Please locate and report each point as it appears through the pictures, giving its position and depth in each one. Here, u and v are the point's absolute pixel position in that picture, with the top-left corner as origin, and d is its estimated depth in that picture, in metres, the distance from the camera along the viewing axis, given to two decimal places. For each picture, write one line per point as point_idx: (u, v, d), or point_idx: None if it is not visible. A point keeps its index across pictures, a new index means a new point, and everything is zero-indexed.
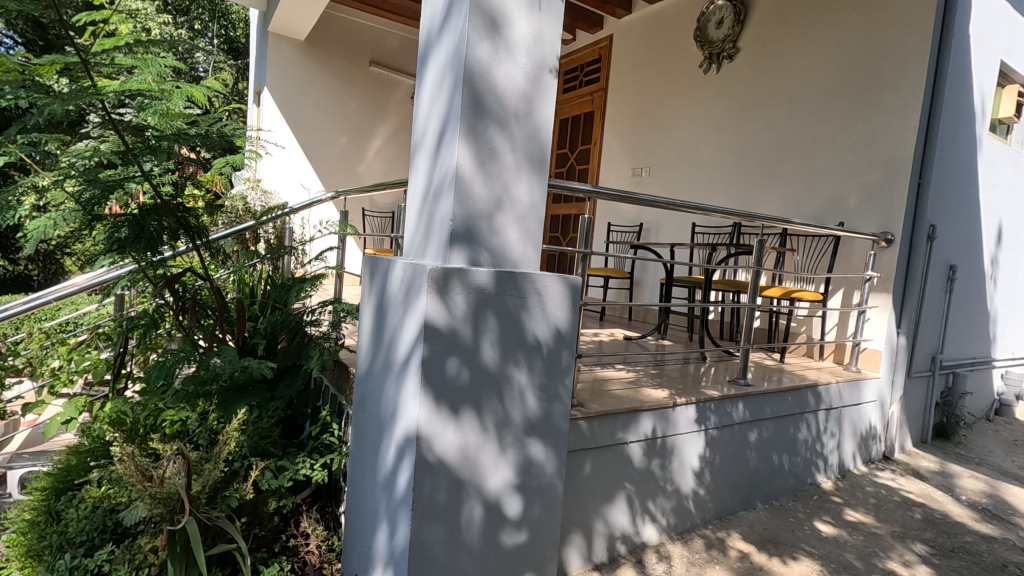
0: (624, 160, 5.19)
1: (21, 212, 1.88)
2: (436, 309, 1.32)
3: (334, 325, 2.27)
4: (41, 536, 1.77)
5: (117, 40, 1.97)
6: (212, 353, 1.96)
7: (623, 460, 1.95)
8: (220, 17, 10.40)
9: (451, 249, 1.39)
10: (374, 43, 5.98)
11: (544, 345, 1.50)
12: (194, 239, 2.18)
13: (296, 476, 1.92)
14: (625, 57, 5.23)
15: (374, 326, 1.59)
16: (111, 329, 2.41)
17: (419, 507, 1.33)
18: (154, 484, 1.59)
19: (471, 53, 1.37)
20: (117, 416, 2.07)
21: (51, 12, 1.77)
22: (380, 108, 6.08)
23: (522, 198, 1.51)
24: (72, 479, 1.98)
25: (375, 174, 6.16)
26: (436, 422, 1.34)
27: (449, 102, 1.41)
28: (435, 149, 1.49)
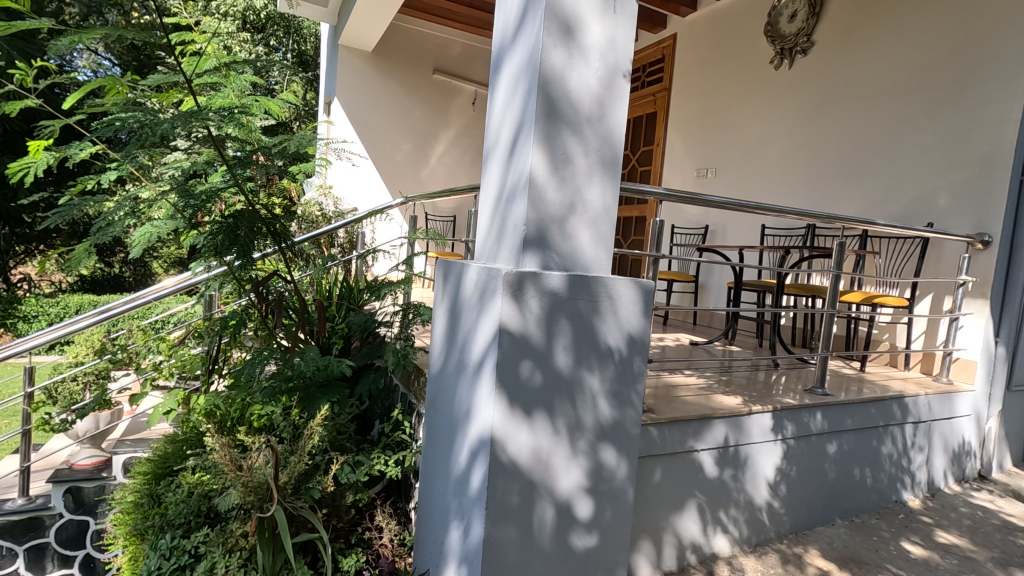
0: (689, 161, 5.07)
1: (130, 221, 2.07)
2: (510, 313, 1.35)
3: (405, 326, 2.35)
4: (145, 517, 1.95)
5: (204, 61, 2.13)
6: (296, 352, 2.07)
7: (695, 469, 1.92)
8: (294, 33, 10.89)
9: (524, 254, 1.41)
10: (437, 52, 6.12)
11: (617, 351, 1.49)
12: (280, 243, 2.31)
13: (372, 471, 2.01)
14: (690, 56, 5.11)
15: (448, 328, 1.64)
16: (202, 328, 2.58)
17: (492, 507, 1.36)
18: (245, 474, 1.69)
19: (546, 60, 1.39)
20: (209, 410, 2.23)
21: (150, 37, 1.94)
22: (443, 114, 6.22)
23: (594, 203, 1.51)
24: (170, 465, 2.15)
25: (437, 179, 6.31)
26: (510, 423, 1.37)
27: (523, 108, 1.44)
28: (508, 155, 1.52)
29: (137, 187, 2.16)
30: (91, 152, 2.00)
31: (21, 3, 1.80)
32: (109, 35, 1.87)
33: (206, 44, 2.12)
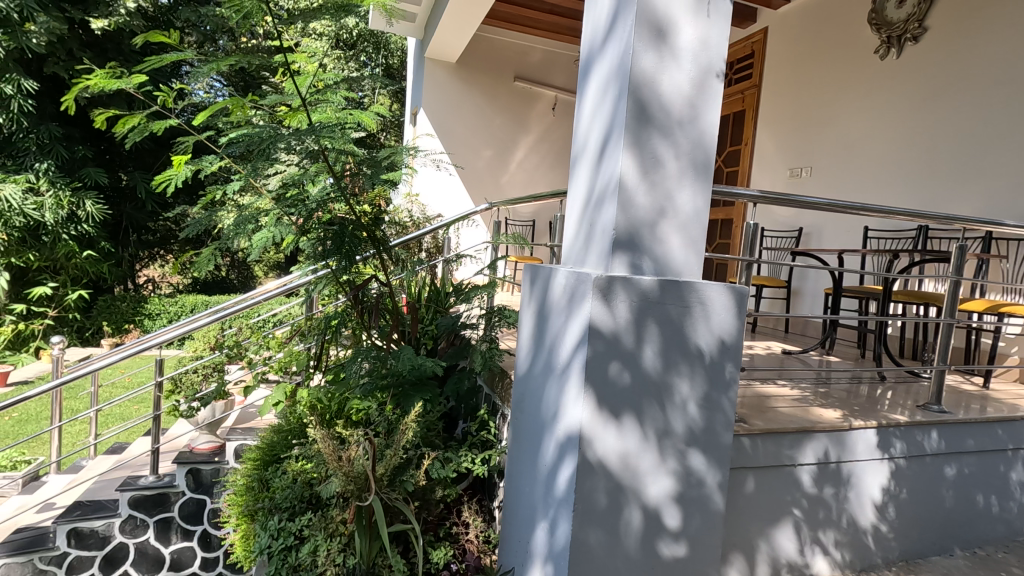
0: (781, 160, 4.82)
1: (248, 229, 2.30)
2: (600, 316, 1.36)
3: (490, 329, 2.42)
4: (256, 499, 2.16)
5: (307, 79, 2.34)
6: (390, 352, 2.20)
7: (793, 485, 1.82)
8: (382, 48, 11.40)
9: (614, 257, 1.41)
10: (518, 60, 6.22)
11: (708, 354, 1.46)
12: (377, 248, 2.46)
13: (460, 468, 2.09)
14: (783, 50, 4.85)
15: (535, 329, 1.66)
16: (304, 327, 2.78)
17: (580, 508, 1.37)
18: (346, 464, 1.81)
19: (638, 65, 1.39)
20: (312, 402, 2.38)
21: (262, 60, 2.21)
22: (523, 121, 6.30)
23: (685, 206, 1.48)
24: (277, 453, 2.33)
25: (517, 184, 6.37)
26: (599, 424, 1.37)
27: (613, 112, 1.44)
28: (597, 159, 1.52)
29: (257, 197, 2.37)
30: (219, 164, 2.25)
31: (172, 37, 2.13)
32: (238, 60, 2.19)
33: (308, 63, 2.33)
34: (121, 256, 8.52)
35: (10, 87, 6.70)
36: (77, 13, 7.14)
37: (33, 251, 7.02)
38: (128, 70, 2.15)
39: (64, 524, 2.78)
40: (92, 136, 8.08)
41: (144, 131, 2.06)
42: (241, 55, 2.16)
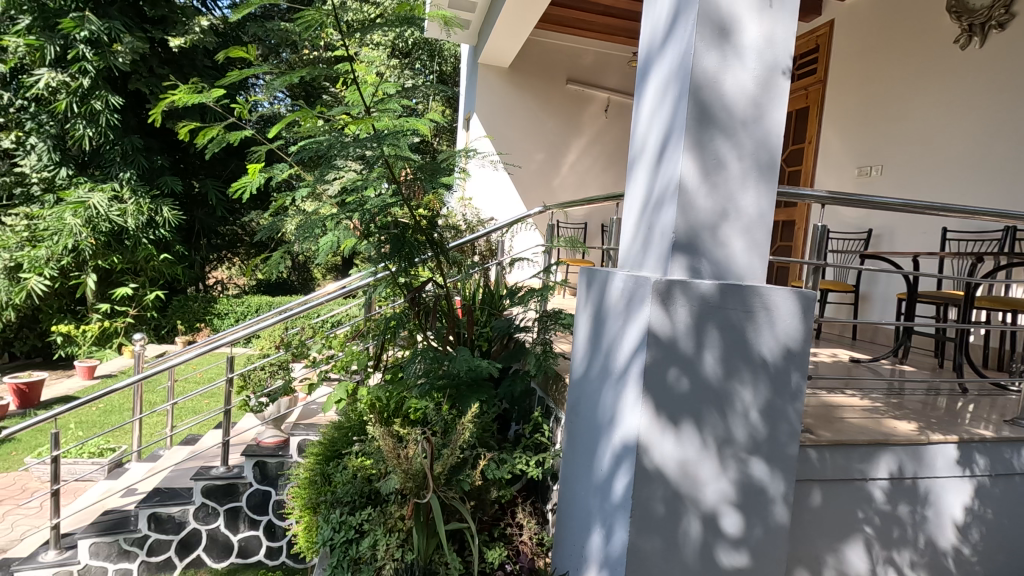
0: (848, 159, 4.59)
1: (313, 235, 2.40)
2: (659, 320, 1.34)
3: (544, 332, 2.43)
4: (319, 492, 2.26)
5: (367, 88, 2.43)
6: (446, 354, 2.25)
7: (864, 499, 1.74)
8: (436, 55, 11.64)
9: (674, 261, 1.39)
10: (570, 62, 6.21)
11: (772, 362, 1.41)
12: (435, 251, 2.52)
13: (515, 469, 2.10)
14: (850, 44, 4.62)
15: (592, 333, 1.66)
16: (364, 327, 2.87)
17: (637, 515, 1.35)
18: (405, 461, 1.86)
19: (700, 65, 1.36)
20: (372, 401, 2.46)
21: (327, 70, 2.31)
22: (575, 123, 6.28)
23: (749, 209, 1.44)
24: (337, 449, 2.42)
25: (569, 187, 6.34)
26: (656, 431, 1.35)
27: (673, 113, 1.42)
28: (655, 162, 1.50)
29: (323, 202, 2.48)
30: (289, 172, 2.36)
31: (248, 52, 2.27)
32: (308, 71, 2.31)
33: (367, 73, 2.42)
34: (194, 258, 9.08)
35: (99, 103, 7.27)
36: (158, 33, 7.73)
37: (117, 254, 7.58)
38: (208, 85, 2.30)
39: (145, 508, 2.97)
40: (170, 146, 8.66)
41: (222, 141, 2.19)
42: (309, 67, 2.28)
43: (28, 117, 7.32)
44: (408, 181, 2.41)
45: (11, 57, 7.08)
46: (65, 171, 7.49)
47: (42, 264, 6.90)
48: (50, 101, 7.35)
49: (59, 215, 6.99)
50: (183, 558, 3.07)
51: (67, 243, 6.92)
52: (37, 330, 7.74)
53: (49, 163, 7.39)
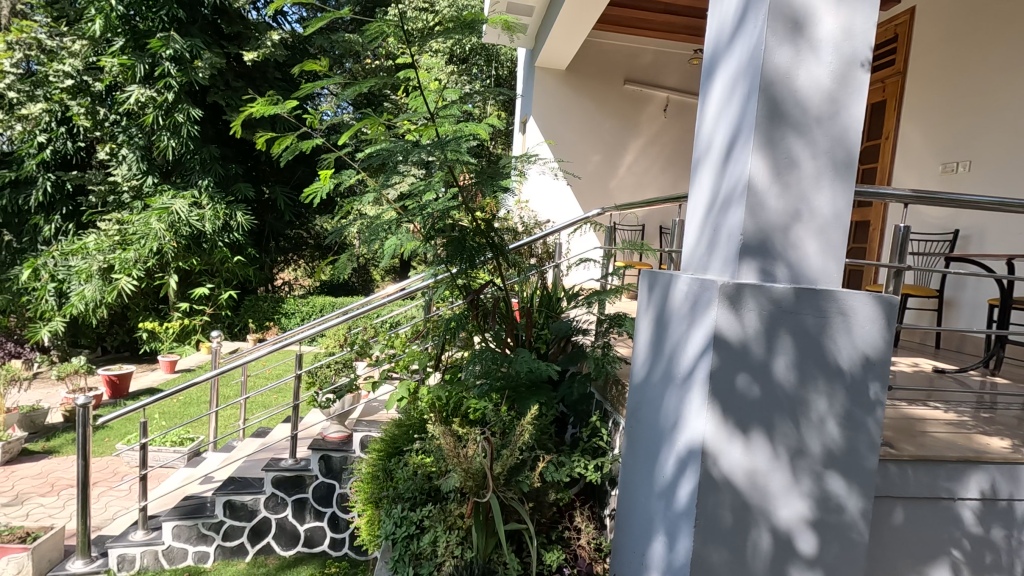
0: (930, 155, 4.30)
1: (381, 238, 2.48)
2: (727, 324, 1.30)
3: (603, 335, 2.42)
4: (381, 488, 2.34)
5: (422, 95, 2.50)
6: (505, 355, 2.28)
7: (950, 520, 1.62)
8: (493, 60, 11.82)
9: (741, 263, 1.35)
10: (628, 62, 6.12)
11: (849, 370, 1.34)
12: (495, 254, 2.54)
13: (573, 472, 2.09)
14: (932, 31, 4.33)
15: (653, 337, 1.63)
16: (425, 328, 2.95)
17: (702, 523, 1.32)
18: (465, 460, 1.89)
19: (771, 60, 1.32)
20: (433, 400, 2.51)
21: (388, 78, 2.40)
22: (633, 124, 6.18)
23: (824, 209, 1.37)
24: (399, 445, 2.48)
25: (627, 188, 6.25)
26: (724, 438, 1.31)
27: (742, 111, 1.38)
28: (722, 162, 1.46)
29: (393, 208, 2.56)
30: (356, 178, 2.46)
31: (318, 64, 2.39)
32: (373, 81, 2.41)
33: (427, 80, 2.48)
34: (265, 261, 9.59)
35: (182, 115, 7.80)
36: (234, 48, 8.23)
37: (196, 256, 8.11)
38: (282, 97, 2.43)
39: (222, 496, 3.16)
40: (244, 155, 9.20)
41: (296, 150, 2.31)
42: (373, 77, 2.37)
43: (120, 130, 7.96)
44: (468, 186, 2.45)
45: (106, 76, 7.73)
46: (151, 180, 8.09)
47: (131, 265, 7.48)
48: (139, 115, 7.96)
49: (145, 221, 7.56)
50: (254, 544, 3.24)
51: (152, 246, 7.48)
52: (126, 326, 8.42)
53: (138, 173, 8.02)
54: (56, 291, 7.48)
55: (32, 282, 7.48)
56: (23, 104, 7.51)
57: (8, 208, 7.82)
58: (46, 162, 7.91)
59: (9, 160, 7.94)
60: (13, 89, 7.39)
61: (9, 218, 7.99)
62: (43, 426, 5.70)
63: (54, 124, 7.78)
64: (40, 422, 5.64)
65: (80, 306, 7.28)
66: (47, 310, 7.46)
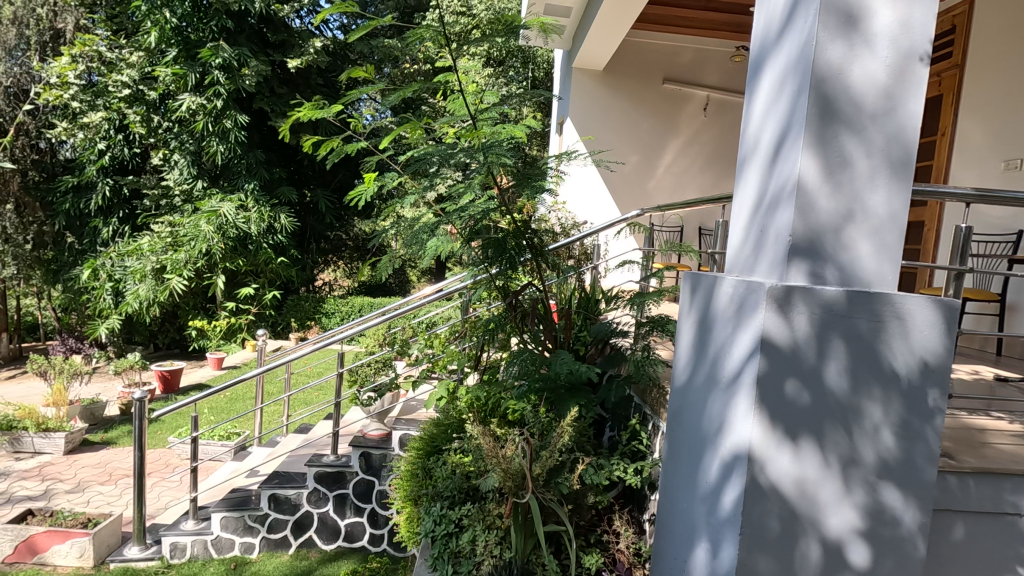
0: (991, 152, 4.07)
1: (424, 240, 2.52)
2: (775, 327, 1.27)
3: (644, 338, 2.40)
4: (420, 486, 2.37)
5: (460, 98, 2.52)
6: (544, 357, 2.28)
7: (1015, 536, 1.54)
8: (530, 62, 11.84)
9: (790, 265, 1.31)
10: (667, 61, 6.03)
11: (905, 377, 1.28)
12: (535, 255, 2.54)
13: (613, 475, 2.08)
14: (993, 21, 4.11)
15: (694, 340, 1.59)
16: (464, 329, 2.98)
17: (748, 531, 1.29)
18: (505, 460, 1.90)
19: (823, 56, 1.28)
20: (473, 400, 2.53)
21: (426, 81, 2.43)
22: (672, 123, 6.09)
23: (878, 209, 1.32)
24: (437, 444, 2.51)
25: (665, 189, 6.15)
26: (771, 443, 1.28)
27: (791, 109, 1.34)
28: (770, 161, 1.42)
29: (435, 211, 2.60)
30: (399, 180, 2.50)
31: (362, 70, 2.44)
32: (413, 85, 2.44)
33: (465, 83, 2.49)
34: (307, 261, 9.87)
35: (229, 121, 8.10)
36: (279, 56, 8.50)
37: (242, 257, 8.41)
38: (328, 102, 2.49)
39: (266, 489, 3.27)
40: (288, 159, 9.49)
41: (340, 153, 2.37)
42: (413, 80, 2.41)
43: (173, 137, 8.32)
44: (507, 188, 2.46)
45: (160, 85, 8.09)
46: (200, 184, 8.43)
47: (182, 266, 7.81)
48: (190, 122, 8.31)
49: (195, 223, 7.89)
50: (297, 537, 3.33)
51: (201, 247, 7.81)
52: (177, 324, 8.80)
53: (188, 177, 8.37)
54: (113, 290, 7.89)
55: (92, 281, 7.91)
56: (84, 113, 7.89)
57: (70, 211, 8.29)
58: (105, 168, 8.35)
59: (73, 166, 8.42)
60: (75, 98, 7.82)
61: (72, 221, 8.47)
62: (102, 418, 6.02)
63: (113, 132, 8.20)
64: (99, 414, 5.96)
65: (134, 304, 7.66)
66: (105, 308, 7.88)
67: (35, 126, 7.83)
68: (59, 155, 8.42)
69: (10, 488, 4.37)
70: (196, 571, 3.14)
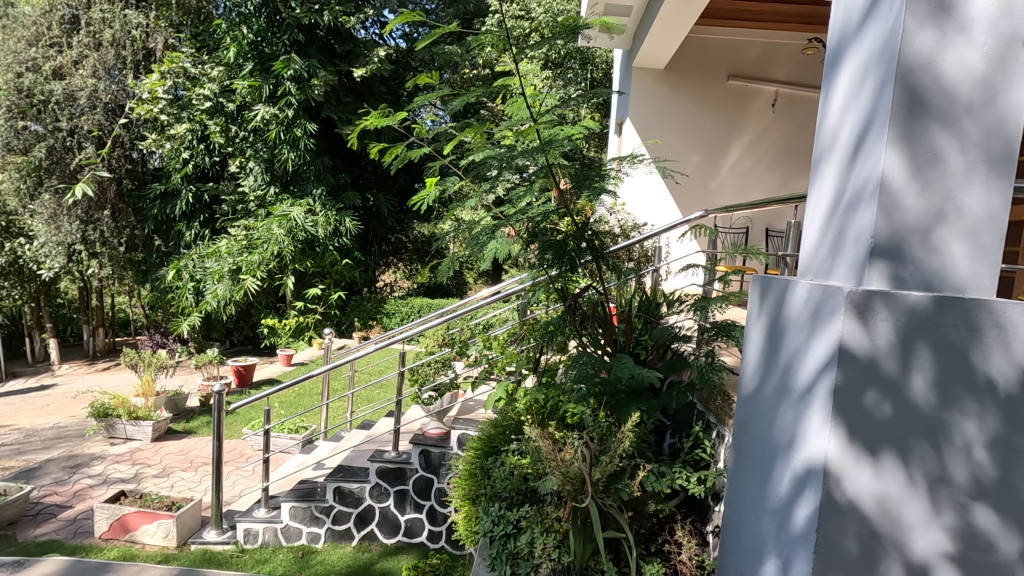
0: None
1: (486, 242, 2.51)
2: (853, 335, 1.18)
3: (708, 344, 2.33)
4: (478, 485, 2.40)
5: (519, 101, 2.53)
6: (604, 361, 2.26)
7: None
8: (588, 62, 11.75)
9: (870, 268, 1.24)
10: (733, 57, 5.81)
11: (1011, 388, 1.08)
12: (596, 258, 2.51)
13: (675, 484, 2.03)
14: None
15: (763, 347, 1.49)
16: (523, 331, 3.00)
17: (823, 548, 1.21)
18: (564, 463, 1.89)
19: (911, 46, 1.19)
20: (531, 402, 2.54)
21: (486, 87, 2.46)
22: (738, 121, 5.87)
23: (973, 208, 1.22)
24: (495, 445, 2.53)
25: (729, 189, 5.94)
26: (849, 458, 1.19)
27: (873, 103, 1.26)
28: (848, 159, 1.34)
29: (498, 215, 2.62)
30: (460, 185, 2.55)
31: (425, 77, 2.50)
32: (473, 90, 2.48)
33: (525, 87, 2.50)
34: (370, 263, 10.21)
35: (300, 130, 8.52)
36: (345, 66, 8.85)
37: (310, 259, 8.82)
38: (393, 109, 2.57)
39: (332, 482, 3.40)
40: (353, 165, 9.86)
41: (404, 159, 2.44)
42: (474, 86, 2.45)
43: (248, 146, 8.84)
44: (567, 190, 2.44)
45: (237, 97, 8.60)
46: (273, 190, 8.92)
47: (255, 267, 8.30)
48: (264, 132, 8.79)
49: (268, 227, 8.34)
50: (360, 530, 3.44)
51: (273, 250, 8.25)
52: (251, 322, 9.34)
53: (262, 183, 8.88)
54: (194, 290, 8.47)
55: (176, 281, 8.53)
56: (171, 125, 8.51)
57: (158, 216, 8.97)
58: (188, 176, 8.98)
59: (161, 174, 9.11)
60: (163, 112, 8.43)
61: (159, 225, 9.16)
62: (184, 409, 6.47)
63: (195, 142, 8.79)
64: (182, 405, 6.42)
65: (213, 303, 8.20)
66: (188, 306, 8.48)
67: (129, 138, 8.53)
68: (149, 164, 9.12)
69: (105, 470, 4.77)
70: (267, 557, 3.31)
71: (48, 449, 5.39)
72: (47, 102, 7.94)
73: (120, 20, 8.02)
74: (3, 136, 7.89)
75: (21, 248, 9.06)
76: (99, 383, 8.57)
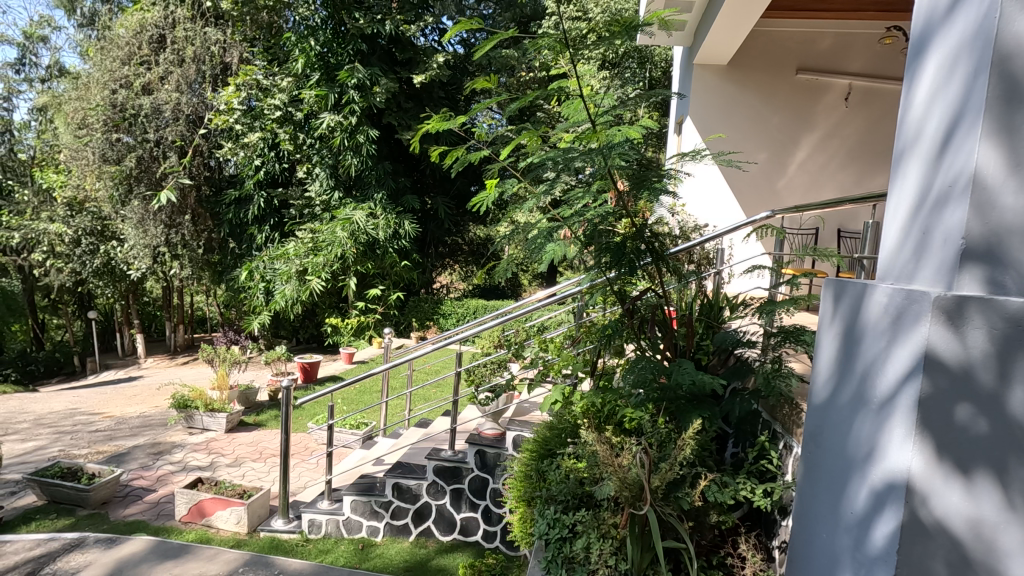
0: None
1: (544, 245, 2.49)
2: (939, 342, 1.04)
3: (775, 350, 2.23)
4: (534, 488, 2.39)
5: (577, 103, 2.52)
6: (665, 367, 2.19)
7: None
8: (646, 61, 11.55)
9: (960, 274, 1.10)
10: (802, 50, 5.54)
11: None
12: (656, 261, 2.45)
13: (738, 495, 1.95)
14: None
15: (836, 353, 1.35)
16: (579, 333, 2.98)
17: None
18: (622, 469, 1.86)
19: (1011, 29, 1.05)
20: (588, 406, 2.51)
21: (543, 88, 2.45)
22: (807, 117, 5.60)
23: None
24: (551, 448, 2.51)
25: (798, 188, 5.67)
26: (937, 478, 1.04)
27: (966, 92, 1.12)
28: (936, 155, 1.21)
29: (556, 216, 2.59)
30: (518, 187, 2.56)
31: (482, 80, 2.52)
32: (531, 91, 2.47)
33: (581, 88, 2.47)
34: (427, 265, 10.46)
35: (362, 136, 8.84)
36: (405, 73, 9.11)
37: (371, 261, 9.12)
38: (453, 114, 2.61)
39: (391, 478, 3.49)
40: (412, 169, 10.12)
41: (464, 161, 2.47)
42: (532, 88, 2.45)
43: (314, 153, 9.24)
44: (626, 192, 2.40)
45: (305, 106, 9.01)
46: (337, 195, 9.29)
47: (320, 269, 8.67)
48: (329, 139, 9.17)
49: (332, 230, 8.68)
50: (417, 526, 3.52)
51: (337, 252, 8.58)
52: (315, 321, 9.77)
53: (327, 188, 9.27)
54: (265, 289, 8.94)
55: (248, 281, 9.05)
56: (245, 134, 9.01)
57: (233, 220, 9.53)
58: (260, 182, 9.49)
59: (235, 181, 9.68)
60: (238, 121, 8.89)
61: (233, 229, 9.73)
62: (255, 403, 6.84)
63: (267, 150, 9.28)
64: (252, 399, 6.78)
65: (282, 302, 8.62)
66: (258, 305, 8.97)
67: (207, 147, 9.10)
68: (225, 171, 9.70)
69: (184, 458, 5.11)
70: (330, 548, 3.45)
71: (135, 436, 5.82)
72: (137, 115, 8.60)
73: (201, 37, 8.57)
74: (99, 148, 8.52)
75: (113, 250, 9.87)
76: (179, 376, 9.19)
